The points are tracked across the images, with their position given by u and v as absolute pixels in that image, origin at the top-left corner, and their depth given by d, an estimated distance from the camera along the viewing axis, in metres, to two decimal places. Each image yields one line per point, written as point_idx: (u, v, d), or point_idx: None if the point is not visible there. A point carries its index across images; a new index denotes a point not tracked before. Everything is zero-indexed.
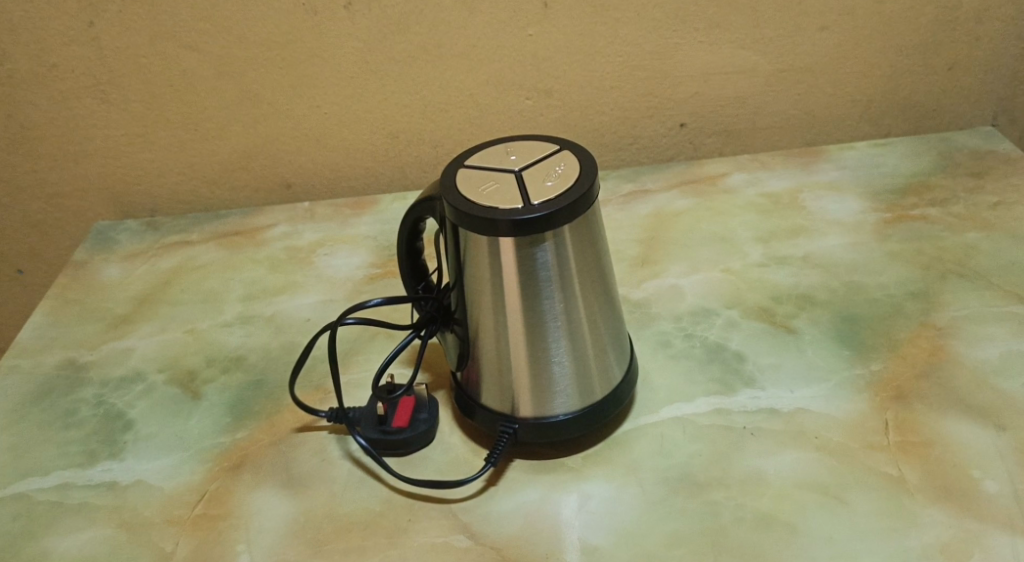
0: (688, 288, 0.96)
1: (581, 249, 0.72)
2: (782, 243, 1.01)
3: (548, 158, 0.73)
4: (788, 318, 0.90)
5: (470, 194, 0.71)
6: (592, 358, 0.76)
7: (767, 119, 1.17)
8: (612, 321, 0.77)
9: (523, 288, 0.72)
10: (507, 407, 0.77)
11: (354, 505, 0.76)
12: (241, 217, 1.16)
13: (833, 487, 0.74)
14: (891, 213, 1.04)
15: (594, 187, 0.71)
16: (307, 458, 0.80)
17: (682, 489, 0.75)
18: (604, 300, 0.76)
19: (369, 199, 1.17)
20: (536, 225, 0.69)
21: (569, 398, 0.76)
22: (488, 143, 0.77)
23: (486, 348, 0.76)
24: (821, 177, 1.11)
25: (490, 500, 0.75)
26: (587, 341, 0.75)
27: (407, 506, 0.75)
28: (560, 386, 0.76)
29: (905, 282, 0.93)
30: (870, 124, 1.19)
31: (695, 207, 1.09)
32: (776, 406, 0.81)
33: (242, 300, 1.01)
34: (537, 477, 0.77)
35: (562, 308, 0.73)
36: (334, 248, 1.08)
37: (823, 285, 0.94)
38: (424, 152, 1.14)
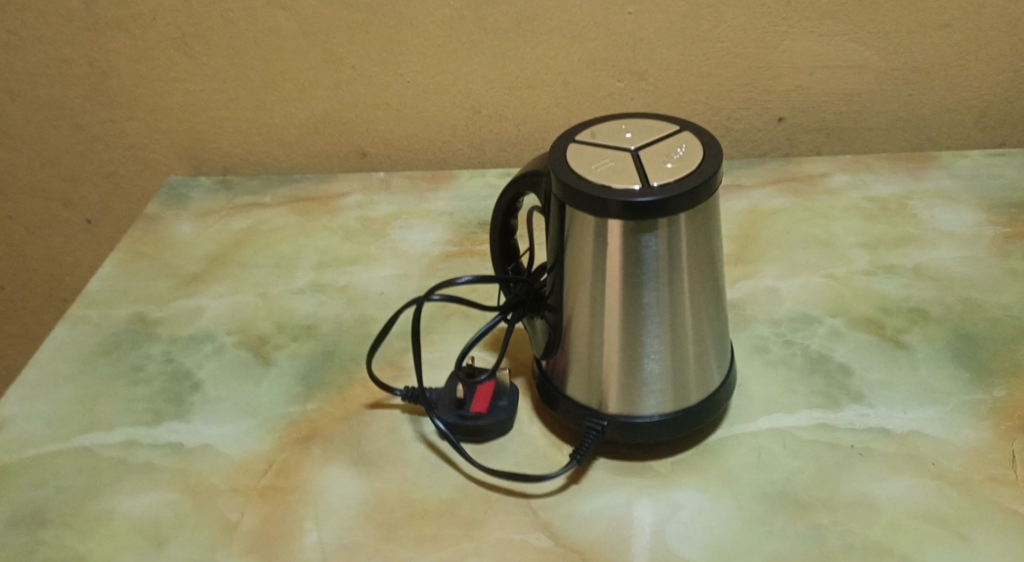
0: (787, 292, 0.90)
1: (695, 240, 0.67)
2: (889, 252, 0.95)
3: (667, 138, 0.68)
4: (898, 333, 0.85)
5: (581, 171, 0.66)
6: (691, 359, 0.71)
7: (871, 120, 1.11)
8: (718, 322, 0.72)
9: (628, 276, 0.66)
10: (595, 402, 0.72)
11: (428, 491, 0.71)
12: (316, 183, 1.12)
13: (952, 521, 0.69)
14: (1010, 228, 0.97)
15: (717, 174, 0.66)
16: (379, 436, 0.76)
17: (785, 508, 0.70)
18: (712, 297, 0.70)
19: (447, 173, 1.13)
20: (651, 209, 0.63)
21: (664, 400, 0.71)
22: (599, 118, 0.72)
23: (580, 338, 0.71)
24: (931, 185, 1.05)
25: (572, 500, 0.70)
26: (689, 340, 0.70)
27: (485, 496, 0.71)
28: (654, 385, 0.70)
29: None
30: (981, 133, 1.12)
31: (794, 206, 1.02)
32: (887, 427, 0.76)
33: (315, 268, 0.97)
34: (624, 480, 0.72)
35: (667, 303, 0.68)
36: (411, 222, 1.04)
37: (937, 300, 0.88)
38: (509, 130, 1.09)
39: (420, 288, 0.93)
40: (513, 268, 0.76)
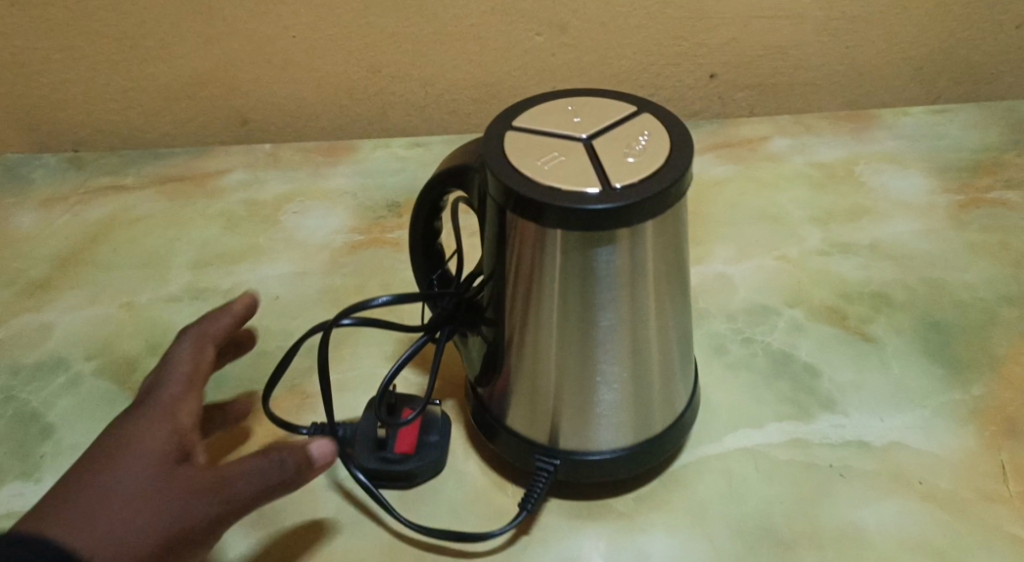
0: (740, 278, 0.80)
1: (662, 248, 0.55)
2: (843, 226, 0.86)
3: (626, 123, 0.56)
4: (862, 323, 0.76)
5: (524, 168, 0.53)
6: (656, 382, 0.60)
7: (809, 74, 1.01)
8: (684, 336, 0.61)
9: (582, 296, 0.55)
10: (544, 437, 0.61)
11: (347, 557, 0.59)
12: (192, 157, 0.96)
13: (950, 553, 0.60)
14: (963, 195, 0.89)
15: (689, 169, 0.54)
16: (281, 488, 0.63)
17: (764, 548, 0.60)
18: (679, 309, 0.59)
19: (344, 143, 0.98)
20: (611, 218, 0.51)
21: (623, 433, 0.60)
22: (541, 96, 0.59)
23: (523, 366, 0.59)
24: (877, 147, 0.96)
25: (524, 556, 0.60)
26: (653, 362, 0.59)
27: (417, 559, 0.59)
28: (613, 416, 0.59)
29: (994, 282, 0.79)
30: (920, 87, 1.04)
31: (737, 175, 0.93)
32: (865, 438, 0.66)
33: (191, 267, 0.81)
34: (582, 526, 0.61)
35: (628, 323, 0.56)
36: (305, 205, 0.89)
37: (900, 282, 0.79)
38: (411, 93, 0.95)
39: (322, 289, 0.79)
40: (438, 277, 0.64)
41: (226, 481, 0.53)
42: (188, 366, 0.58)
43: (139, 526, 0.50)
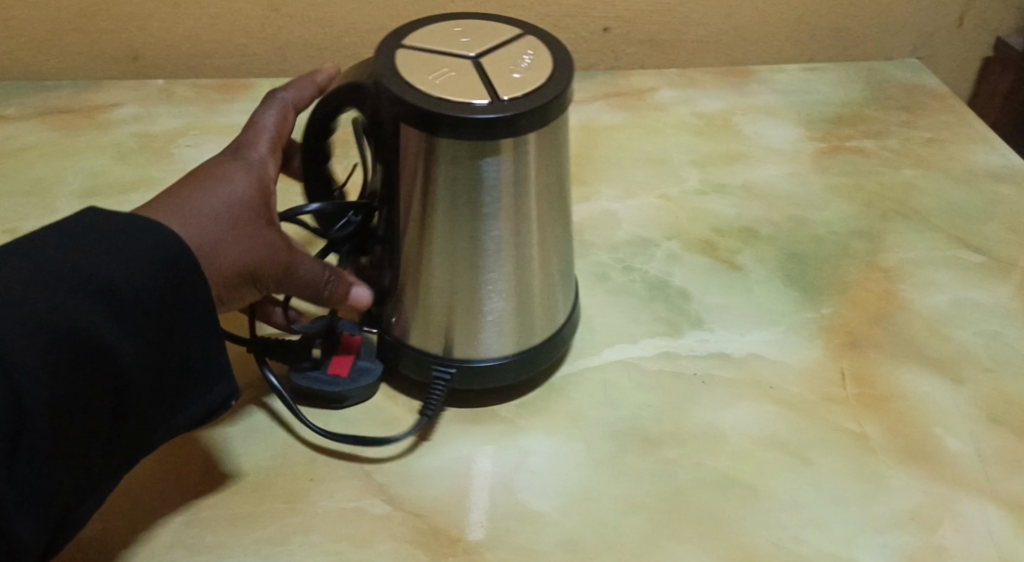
0: (624, 214, 0.87)
1: (541, 168, 0.61)
2: (719, 170, 0.94)
3: (511, 47, 0.62)
4: (731, 254, 0.83)
5: (416, 84, 0.58)
6: (538, 294, 0.66)
7: (695, 32, 1.08)
8: (564, 253, 0.67)
9: (468, 207, 0.60)
10: (436, 346, 0.67)
11: (240, 462, 0.65)
12: (74, 92, 0.97)
13: (794, 446, 0.67)
14: (826, 143, 0.98)
15: (568, 89, 0.60)
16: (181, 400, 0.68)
17: (632, 446, 0.67)
18: (559, 225, 0.65)
19: (241, 81, 1.00)
20: (501, 128, 0.57)
21: (511, 338, 0.66)
22: (422, 22, 0.64)
23: (419, 279, 0.64)
24: (754, 101, 1.04)
25: (411, 458, 0.66)
26: (536, 274, 0.65)
27: (310, 463, 0.65)
28: (499, 324, 0.65)
29: (849, 220, 0.88)
30: (795, 48, 1.13)
31: (625, 123, 0.99)
32: (727, 351, 0.74)
33: (79, 197, 0.84)
34: (466, 431, 0.67)
35: (511, 234, 0.62)
36: (199, 140, 0.92)
37: (767, 219, 0.88)
38: (309, 33, 0.98)
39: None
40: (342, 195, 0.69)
41: (290, 270, 0.63)
42: (274, 131, 0.65)
43: (230, 248, 0.59)
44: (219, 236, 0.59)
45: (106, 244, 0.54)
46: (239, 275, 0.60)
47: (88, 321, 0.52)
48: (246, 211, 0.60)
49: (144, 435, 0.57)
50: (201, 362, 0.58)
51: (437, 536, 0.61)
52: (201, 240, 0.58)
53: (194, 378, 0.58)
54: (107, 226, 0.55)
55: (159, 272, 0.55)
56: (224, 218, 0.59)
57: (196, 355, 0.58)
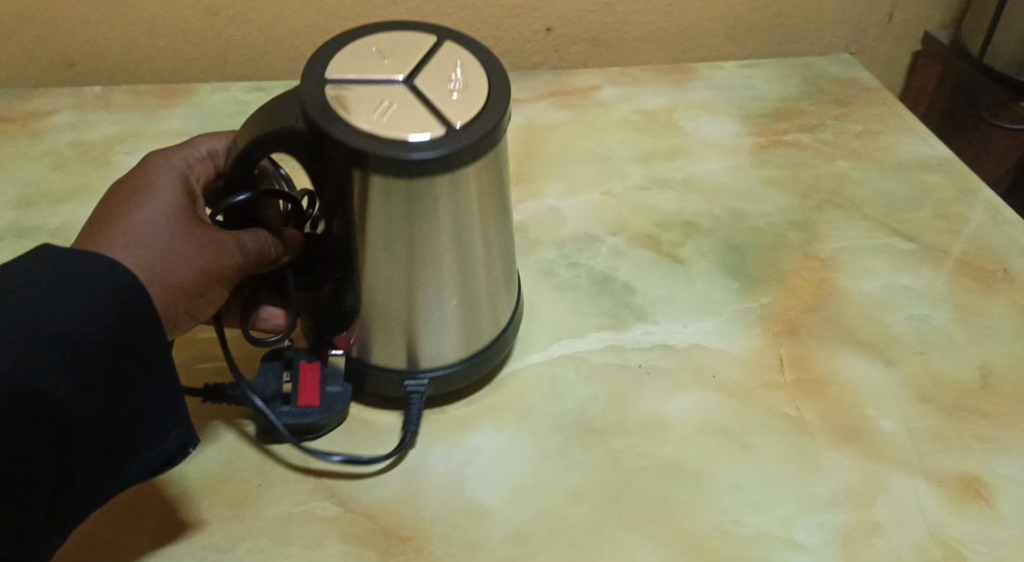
0: (569, 211, 0.89)
1: (484, 192, 0.62)
2: (661, 165, 0.96)
3: (439, 66, 0.62)
4: (673, 247, 0.86)
5: (360, 122, 0.58)
6: (483, 299, 0.67)
7: (636, 30, 1.11)
8: (506, 253, 0.68)
9: (409, 233, 0.61)
10: (389, 363, 0.67)
11: (186, 469, 0.66)
12: (11, 99, 0.97)
13: (735, 431, 0.70)
14: (764, 137, 1.01)
15: (504, 111, 0.61)
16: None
17: (579, 438, 0.69)
18: (501, 229, 0.65)
19: (181, 86, 1.00)
20: (454, 162, 0.58)
21: (461, 348, 0.68)
22: (334, 42, 0.64)
23: (369, 308, 0.65)
24: (694, 97, 1.07)
25: (361, 459, 0.67)
26: (480, 283, 0.66)
27: (258, 468, 0.66)
28: (446, 335, 0.66)
29: (786, 211, 0.91)
30: (734, 44, 1.16)
31: (569, 121, 1.01)
32: (670, 342, 0.76)
33: (15, 206, 0.86)
34: None
35: (454, 251, 0.62)
36: (138, 147, 0.93)
37: (707, 213, 0.90)
38: (251, 36, 0.98)
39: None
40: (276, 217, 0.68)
41: (241, 243, 0.64)
42: (205, 152, 0.69)
43: (181, 259, 0.62)
44: (166, 250, 0.61)
45: (52, 284, 0.56)
46: (197, 283, 0.63)
47: (47, 383, 0.54)
48: (184, 223, 0.63)
49: (96, 487, 0.59)
50: (148, 411, 0.60)
51: (386, 535, 0.63)
52: (151, 261, 0.61)
53: (142, 427, 0.60)
54: (59, 259, 0.57)
55: (107, 317, 0.57)
56: (164, 232, 0.62)
57: (146, 405, 0.60)
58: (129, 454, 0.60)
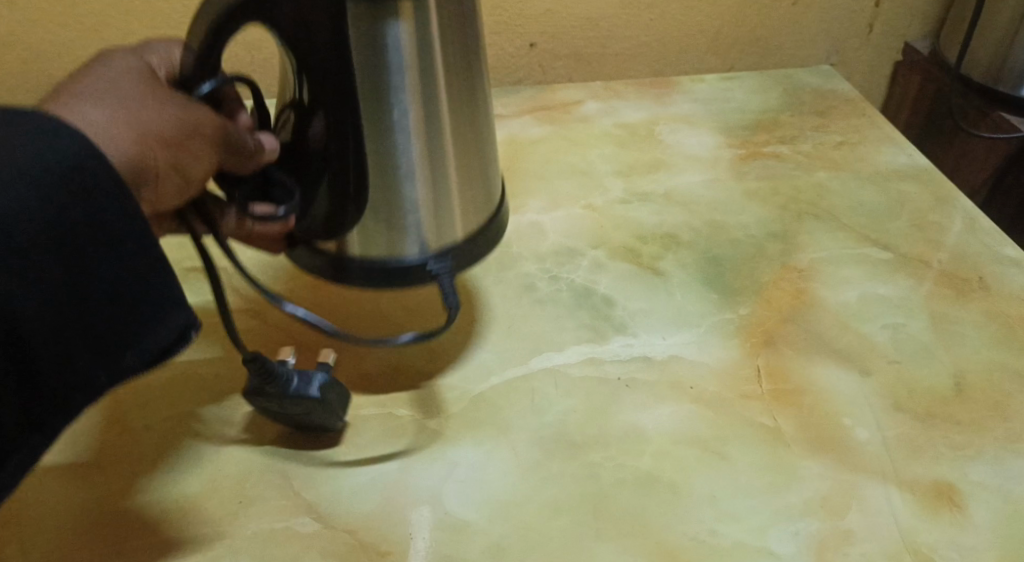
0: (550, 225, 0.90)
1: (446, 42, 0.64)
2: (642, 178, 0.98)
3: None
4: (653, 259, 0.87)
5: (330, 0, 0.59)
6: (463, 126, 0.68)
7: (618, 45, 1.13)
8: (482, 94, 0.69)
9: (371, 74, 0.63)
10: (373, 255, 0.70)
11: (166, 488, 0.67)
12: None
13: (711, 441, 0.71)
14: (744, 149, 1.03)
15: None
16: (102, 429, 0.70)
17: (557, 452, 0.70)
18: (472, 51, 0.67)
19: None
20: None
21: (465, 190, 0.70)
22: None
23: (378, 200, 0.67)
24: (675, 110, 1.09)
25: (342, 475, 0.68)
26: (453, 134, 0.67)
27: (239, 485, 0.67)
28: (423, 224, 0.69)
29: (765, 222, 0.93)
30: (715, 57, 1.19)
31: (551, 136, 1.03)
32: (649, 354, 0.78)
33: None
34: (395, 445, 0.70)
35: (416, 104, 0.64)
36: None
37: (687, 224, 0.92)
38: (238, 57, 1.00)
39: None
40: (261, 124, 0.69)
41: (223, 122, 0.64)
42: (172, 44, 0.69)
43: (154, 119, 0.61)
44: (138, 113, 0.61)
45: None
46: (175, 135, 0.62)
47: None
48: (150, 86, 0.63)
49: (71, 370, 0.58)
50: (131, 312, 0.60)
51: (366, 550, 0.64)
52: (121, 120, 0.60)
53: (124, 326, 0.60)
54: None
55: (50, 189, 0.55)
56: (134, 99, 0.61)
57: (107, 274, 0.58)
58: (99, 338, 0.59)
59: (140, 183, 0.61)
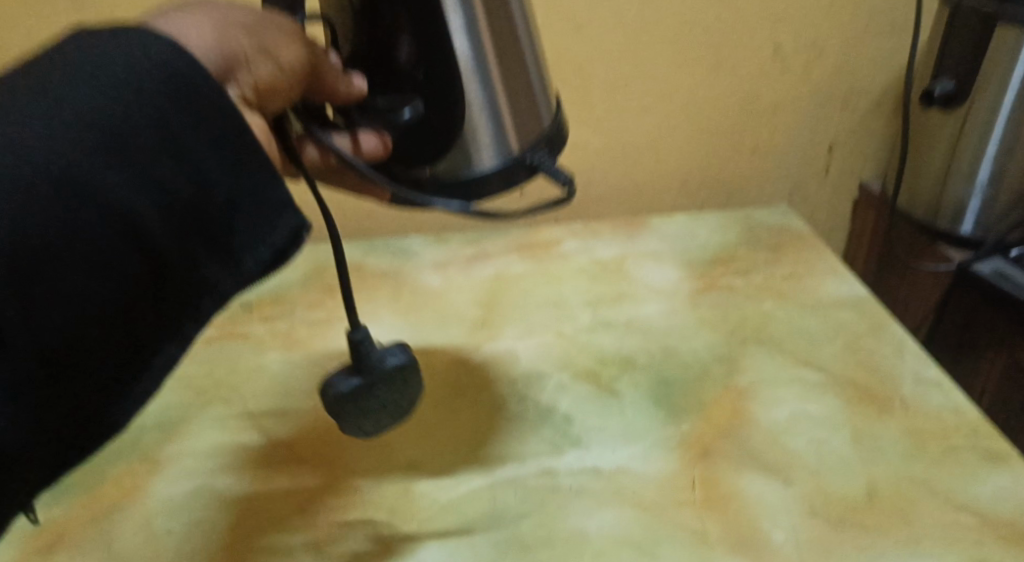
0: (523, 351, 1.05)
1: None
2: (608, 309, 1.12)
3: None
4: (611, 381, 1.01)
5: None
6: (508, 48, 0.79)
7: (597, 190, 1.31)
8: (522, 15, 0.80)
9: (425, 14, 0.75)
10: (464, 164, 0.79)
11: None
12: None
13: (645, 542, 0.83)
14: (701, 282, 1.17)
15: None
16: (132, 533, 0.85)
17: (511, 551, 0.82)
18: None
19: None
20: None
21: (520, 107, 0.80)
22: None
23: (462, 101, 0.77)
24: (644, 247, 1.24)
25: None
26: (500, 48, 0.78)
27: None
28: (494, 131, 0.79)
29: (713, 348, 1.06)
30: (686, 198, 1.35)
31: (532, 271, 1.18)
32: (599, 466, 0.90)
33: None
34: (374, 547, 0.83)
35: (469, 26, 0.76)
36: None
37: (644, 349, 1.06)
38: None
39: (175, 376, 1.01)
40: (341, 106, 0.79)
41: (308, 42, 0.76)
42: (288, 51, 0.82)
43: (247, 21, 0.73)
44: (230, 14, 0.72)
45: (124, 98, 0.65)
46: (256, 25, 0.73)
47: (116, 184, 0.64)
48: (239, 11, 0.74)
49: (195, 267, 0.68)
50: (250, 220, 0.70)
51: None
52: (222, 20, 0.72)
53: (237, 231, 0.69)
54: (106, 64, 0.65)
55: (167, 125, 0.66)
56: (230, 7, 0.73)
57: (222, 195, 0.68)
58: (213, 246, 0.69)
59: (233, 71, 0.72)
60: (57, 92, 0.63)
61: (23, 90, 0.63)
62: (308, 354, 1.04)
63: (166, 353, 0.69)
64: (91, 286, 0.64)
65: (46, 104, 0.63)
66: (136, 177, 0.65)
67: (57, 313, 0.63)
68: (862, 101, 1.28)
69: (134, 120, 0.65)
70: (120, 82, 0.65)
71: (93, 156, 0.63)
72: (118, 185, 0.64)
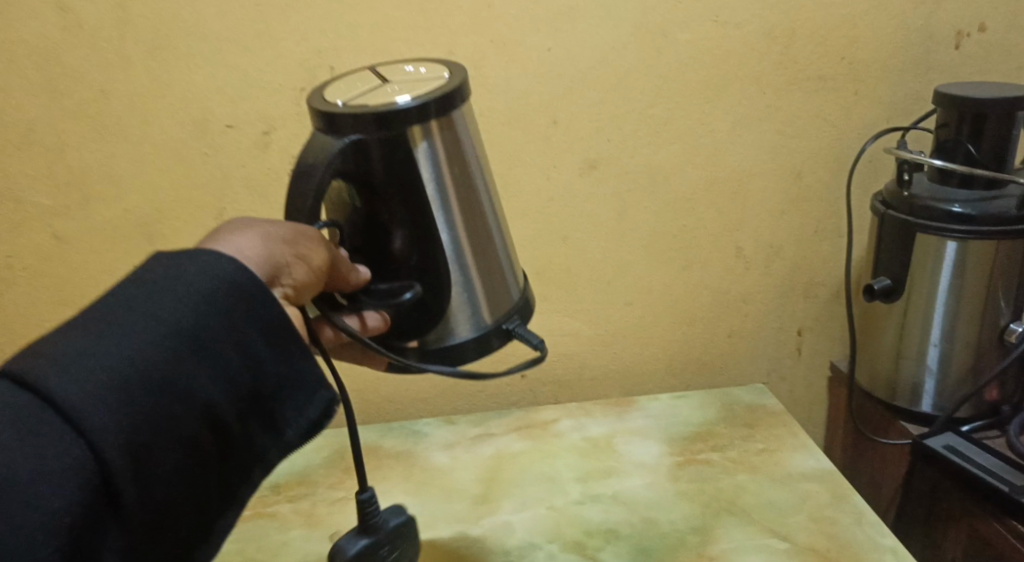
0: (519, 523, 1.18)
1: (452, 181, 0.91)
2: (597, 483, 1.25)
3: (421, 79, 0.91)
4: (596, 550, 1.13)
5: (375, 158, 0.87)
6: (485, 239, 0.95)
7: (590, 373, 1.47)
8: (494, 210, 0.97)
9: (417, 216, 0.90)
10: (448, 334, 0.95)
11: None
12: None
13: None
14: (682, 456, 1.31)
15: (467, 87, 0.91)
16: None
17: None
18: (481, 191, 0.94)
19: None
20: (432, 112, 0.87)
21: (496, 285, 0.97)
22: (323, 85, 0.92)
23: (448, 286, 0.94)
24: (631, 425, 1.38)
25: None
26: (479, 241, 0.94)
27: None
28: (474, 307, 0.95)
29: (690, 518, 1.19)
30: (672, 377, 1.49)
31: (529, 448, 1.33)
32: None
33: None
34: None
35: (453, 224, 0.92)
36: None
37: (627, 521, 1.18)
38: None
39: None
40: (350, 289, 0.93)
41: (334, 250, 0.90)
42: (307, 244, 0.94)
43: (282, 233, 0.86)
44: (272, 229, 0.86)
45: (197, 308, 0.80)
46: (291, 235, 0.86)
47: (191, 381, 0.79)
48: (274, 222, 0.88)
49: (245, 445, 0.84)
50: (291, 400, 0.85)
51: None
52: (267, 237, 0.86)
53: (282, 410, 0.85)
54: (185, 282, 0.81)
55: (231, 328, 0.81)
56: (270, 223, 0.87)
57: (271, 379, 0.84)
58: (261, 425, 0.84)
59: (280, 277, 0.86)
60: (145, 308, 0.79)
61: (116, 311, 0.79)
62: (328, 531, 1.17)
63: (226, 517, 0.84)
64: (174, 468, 0.79)
65: (138, 323, 0.78)
66: (205, 376, 0.80)
67: (152, 489, 0.78)
68: (822, 291, 1.45)
69: (206, 326, 0.80)
70: (195, 297, 0.80)
71: (175, 360, 0.79)
72: (196, 381, 0.79)
